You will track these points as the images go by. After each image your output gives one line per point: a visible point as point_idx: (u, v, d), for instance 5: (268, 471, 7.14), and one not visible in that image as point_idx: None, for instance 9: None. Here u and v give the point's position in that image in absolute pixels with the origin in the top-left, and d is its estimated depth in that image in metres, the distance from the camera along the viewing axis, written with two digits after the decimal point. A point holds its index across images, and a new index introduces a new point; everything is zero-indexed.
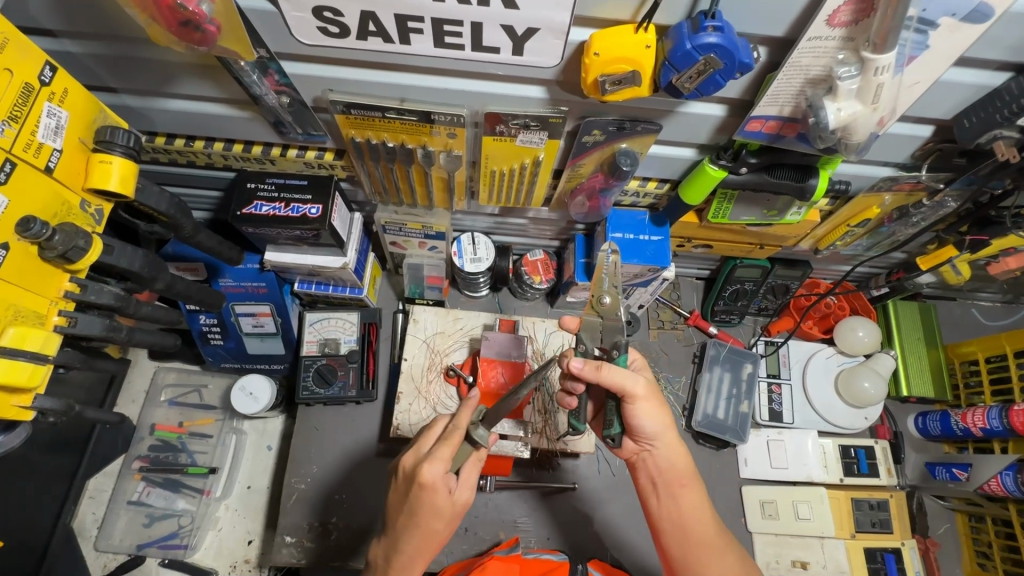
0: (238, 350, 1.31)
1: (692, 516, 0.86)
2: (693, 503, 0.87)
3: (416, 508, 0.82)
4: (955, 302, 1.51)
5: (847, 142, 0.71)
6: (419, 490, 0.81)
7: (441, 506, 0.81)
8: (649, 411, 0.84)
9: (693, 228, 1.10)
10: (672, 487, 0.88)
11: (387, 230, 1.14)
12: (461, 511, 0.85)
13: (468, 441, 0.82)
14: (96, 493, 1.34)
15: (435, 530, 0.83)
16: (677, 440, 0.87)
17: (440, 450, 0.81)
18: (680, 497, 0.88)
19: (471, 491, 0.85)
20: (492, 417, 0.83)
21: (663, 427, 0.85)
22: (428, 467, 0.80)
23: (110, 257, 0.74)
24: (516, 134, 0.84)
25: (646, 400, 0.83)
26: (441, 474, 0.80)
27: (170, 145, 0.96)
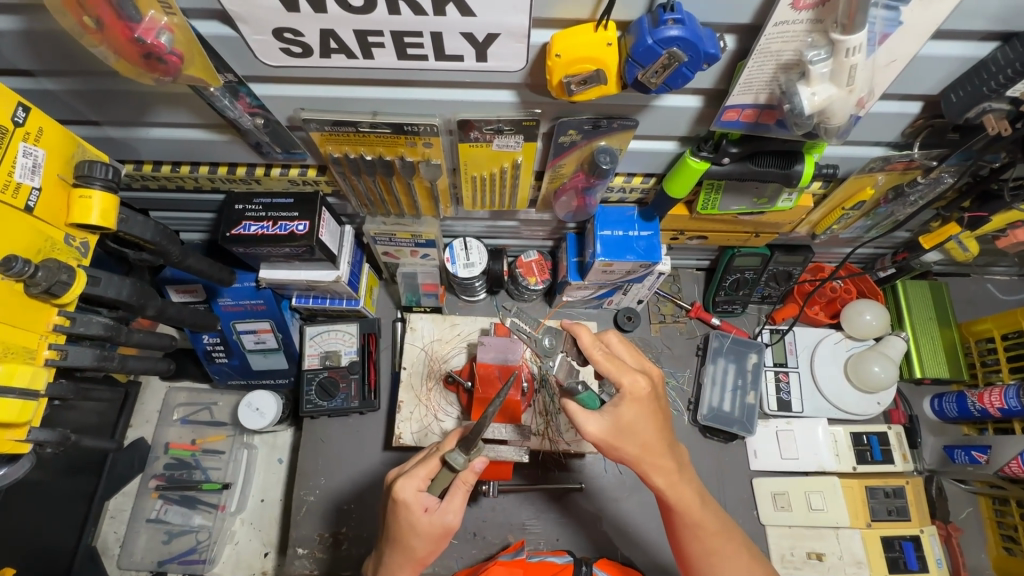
0: (243, 366, 1.34)
1: (685, 531, 0.85)
2: (690, 512, 0.84)
3: (396, 526, 0.83)
4: (969, 278, 1.46)
5: (826, 126, 0.69)
6: (396, 507, 0.83)
7: (418, 524, 0.82)
8: (639, 415, 0.81)
9: (684, 220, 1.08)
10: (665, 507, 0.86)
11: (377, 241, 1.14)
12: (446, 534, 0.84)
13: (445, 466, 0.82)
14: (117, 513, 1.39)
15: (414, 548, 0.83)
16: (659, 457, 0.82)
17: (416, 470, 0.84)
18: (672, 516, 0.86)
19: (454, 515, 0.83)
20: (469, 441, 0.81)
21: (634, 453, 0.82)
22: (403, 484, 0.82)
23: (97, 289, 0.75)
24: (491, 139, 0.84)
25: (604, 434, 0.81)
26: (414, 492, 0.82)
27: (157, 172, 0.98)
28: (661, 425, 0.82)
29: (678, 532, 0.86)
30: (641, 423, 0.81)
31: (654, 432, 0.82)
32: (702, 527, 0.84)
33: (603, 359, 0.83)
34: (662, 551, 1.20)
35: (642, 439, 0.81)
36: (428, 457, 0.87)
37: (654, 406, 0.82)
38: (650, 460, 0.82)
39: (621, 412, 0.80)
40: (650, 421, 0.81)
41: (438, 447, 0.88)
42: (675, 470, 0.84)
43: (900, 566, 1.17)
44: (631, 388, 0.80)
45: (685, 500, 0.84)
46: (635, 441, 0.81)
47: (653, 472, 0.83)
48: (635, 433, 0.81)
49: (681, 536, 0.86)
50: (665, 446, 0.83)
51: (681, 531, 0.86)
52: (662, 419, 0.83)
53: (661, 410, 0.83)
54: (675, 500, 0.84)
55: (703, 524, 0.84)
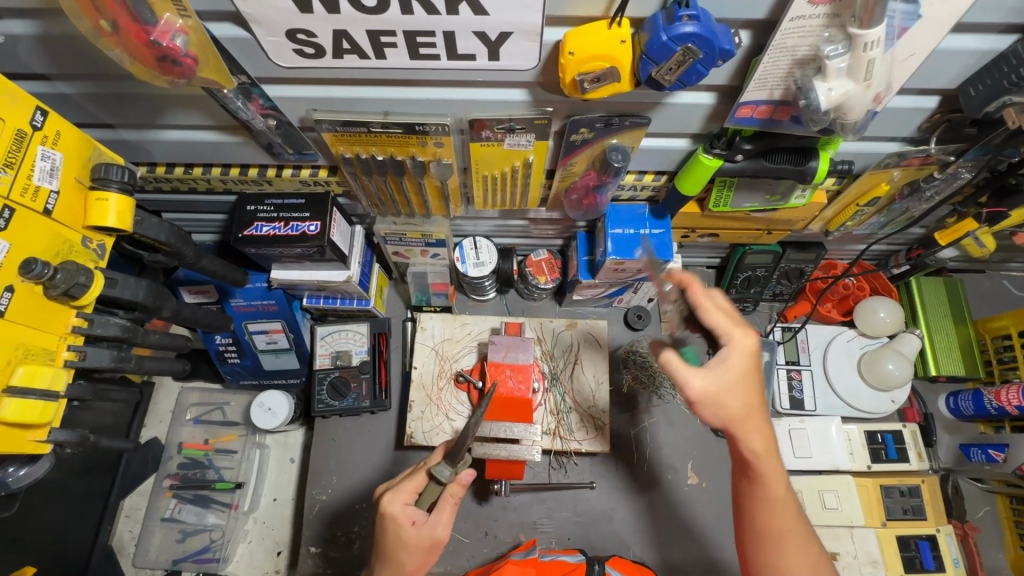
0: (255, 366, 1.35)
1: (760, 507, 0.78)
2: (774, 485, 0.78)
3: (384, 540, 0.83)
4: (984, 274, 1.44)
5: (842, 121, 0.68)
6: (383, 522, 0.83)
7: (407, 538, 0.82)
8: (745, 374, 0.77)
9: (695, 218, 1.08)
10: (748, 479, 0.79)
11: (388, 241, 1.14)
12: (435, 547, 0.84)
13: (433, 478, 0.84)
14: (132, 512, 1.40)
15: (405, 563, 0.83)
16: (758, 420, 0.78)
17: (403, 485, 0.85)
18: (752, 491, 0.79)
19: (444, 529, 0.84)
20: (454, 453, 0.84)
21: (737, 412, 0.77)
22: (390, 498, 0.84)
23: (113, 291, 0.76)
24: (502, 138, 0.84)
25: (708, 384, 0.76)
26: (402, 506, 0.83)
27: (170, 174, 0.99)
28: (761, 385, 0.79)
29: (755, 507, 0.79)
30: (745, 382, 0.77)
31: (749, 392, 0.78)
32: (784, 503, 0.78)
33: (714, 310, 0.79)
34: (674, 550, 1.20)
35: (735, 403, 0.77)
36: (414, 472, 0.88)
37: (756, 363, 0.78)
38: (747, 422, 0.77)
39: (729, 361, 0.77)
40: (750, 380, 0.78)
41: (423, 462, 0.91)
42: (771, 438, 0.79)
43: (916, 565, 1.16)
44: (743, 348, 0.77)
45: (775, 471, 0.78)
46: (739, 396, 0.77)
47: (751, 434, 0.77)
48: (740, 391, 0.77)
49: (754, 512, 0.79)
50: (763, 409, 0.79)
51: (755, 509, 0.79)
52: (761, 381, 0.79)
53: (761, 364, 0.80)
54: (763, 474, 0.78)
55: (786, 501, 0.78)
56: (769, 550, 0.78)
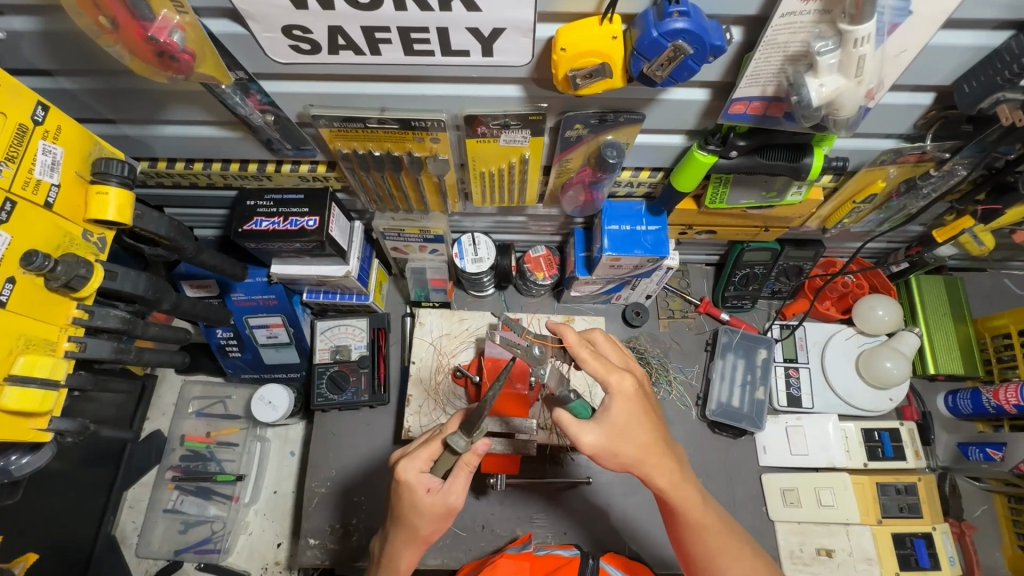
0: (256, 360, 1.36)
1: (689, 532, 0.85)
2: (690, 513, 0.84)
3: (399, 505, 0.85)
4: (985, 273, 1.44)
5: (835, 118, 0.68)
6: (399, 487, 0.84)
7: (421, 504, 0.83)
8: (636, 413, 0.81)
9: (692, 215, 1.08)
10: (670, 511, 0.85)
11: (386, 237, 1.15)
12: (449, 513, 0.85)
13: (447, 449, 0.81)
14: (135, 502, 1.42)
15: (419, 527, 0.85)
16: (657, 459, 0.82)
17: (420, 451, 0.85)
18: (676, 520, 0.85)
19: (457, 496, 0.83)
20: (471, 423, 0.80)
21: (633, 456, 0.81)
22: (406, 465, 0.84)
23: (113, 283, 0.78)
24: (498, 135, 0.84)
25: (598, 443, 0.79)
26: (416, 474, 0.83)
27: (171, 169, 1.00)
28: (654, 423, 0.83)
29: (683, 532, 0.86)
30: (633, 425, 0.81)
31: (639, 430, 0.81)
32: (707, 526, 0.85)
33: (591, 358, 0.81)
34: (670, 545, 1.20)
35: (629, 446, 0.80)
36: (431, 439, 0.87)
37: (642, 401, 0.82)
38: (647, 462, 0.82)
39: (612, 414, 0.80)
40: (642, 421, 0.81)
41: (441, 429, 0.89)
42: (676, 470, 0.84)
43: (911, 563, 1.15)
44: (623, 396, 0.81)
45: (687, 501, 0.84)
46: (631, 442, 0.81)
47: (654, 474, 0.83)
48: (631, 436, 0.81)
49: (684, 537, 0.86)
50: (662, 445, 0.83)
51: (685, 534, 0.86)
52: (652, 418, 0.83)
53: (647, 401, 0.83)
54: (679, 508, 0.84)
55: (706, 523, 0.84)
56: (705, 567, 0.85)
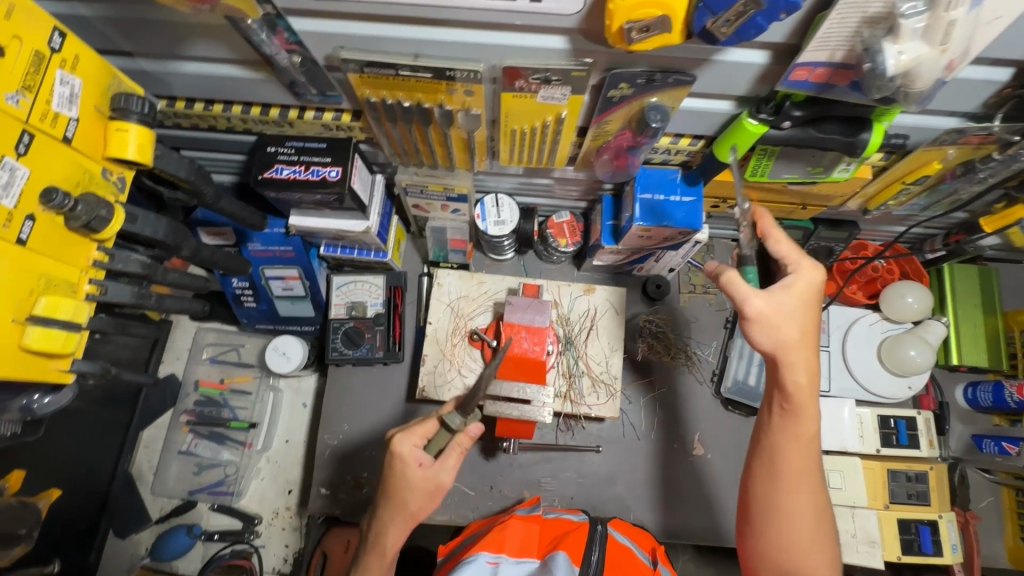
0: (271, 311, 1.35)
1: (777, 479, 0.84)
2: (801, 431, 0.83)
3: (390, 478, 0.86)
4: (1020, 265, 1.39)
5: (906, 91, 0.63)
6: (392, 461, 0.86)
7: (412, 479, 0.84)
8: (800, 307, 0.80)
9: (728, 187, 1.03)
10: (771, 452, 0.85)
11: (409, 193, 1.12)
12: (438, 491, 0.85)
13: (443, 425, 0.86)
14: (151, 443, 1.44)
15: (407, 502, 0.84)
16: (802, 358, 0.80)
17: (416, 427, 0.87)
18: (772, 467, 0.84)
19: (448, 475, 0.85)
20: (466, 404, 0.85)
21: (782, 343, 0.80)
22: (401, 439, 0.86)
23: (134, 227, 0.75)
24: (537, 90, 0.79)
25: (763, 310, 0.79)
26: (410, 447, 0.85)
27: (190, 110, 0.96)
28: (815, 326, 0.82)
29: (767, 478, 0.85)
30: (801, 314, 0.80)
31: (807, 331, 0.80)
32: (802, 479, 0.83)
33: (785, 240, 0.83)
34: (674, 516, 1.22)
35: (799, 372, 0.81)
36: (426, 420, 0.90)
37: (816, 305, 0.81)
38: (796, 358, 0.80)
39: (783, 295, 0.79)
40: (811, 313, 0.80)
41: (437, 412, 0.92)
42: (816, 376, 0.82)
43: (914, 548, 1.16)
44: (807, 287, 0.80)
45: (806, 412, 0.82)
46: (793, 329, 0.79)
47: (793, 372, 0.81)
48: (782, 330, 0.80)
49: (761, 462, 0.86)
50: (812, 347, 0.81)
51: (768, 483, 0.84)
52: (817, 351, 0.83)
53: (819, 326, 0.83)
54: (789, 452, 0.83)
55: (803, 452, 0.83)
56: (771, 511, 0.84)
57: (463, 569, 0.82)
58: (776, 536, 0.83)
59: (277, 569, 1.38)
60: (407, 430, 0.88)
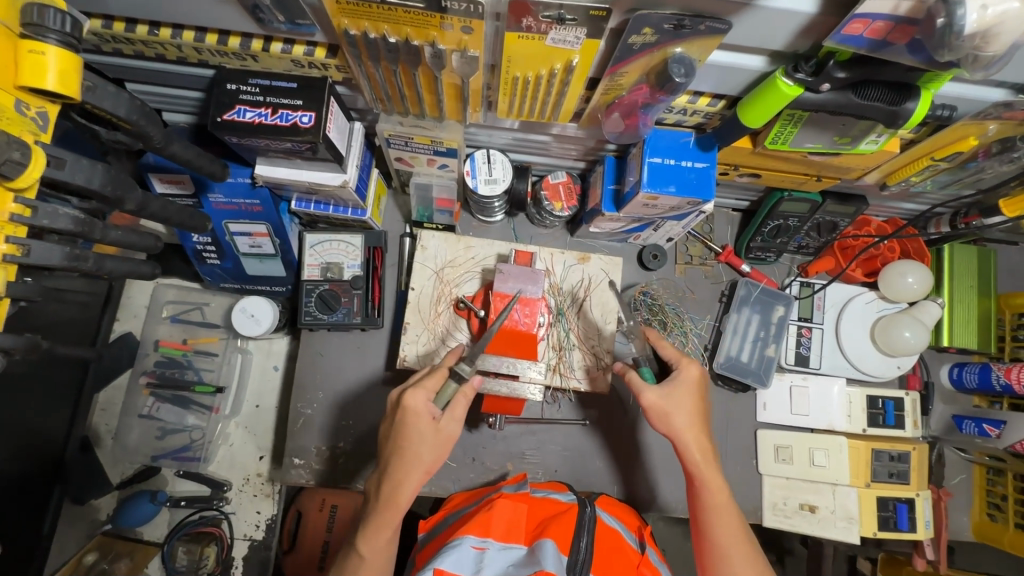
0: (236, 270, 1.23)
1: (712, 545, 0.92)
2: (715, 493, 0.92)
3: (401, 432, 0.85)
4: (1016, 247, 1.37)
5: (976, 55, 0.55)
6: (404, 416, 0.85)
7: (425, 431, 0.85)
8: (686, 395, 0.93)
9: (744, 154, 0.94)
10: (700, 521, 0.94)
11: (391, 144, 0.99)
12: (447, 440, 0.87)
13: (452, 376, 0.87)
14: (108, 406, 1.35)
15: (422, 455, 0.85)
16: (695, 431, 0.93)
17: (425, 382, 0.87)
18: (705, 537, 0.92)
19: (458, 422, 0.87)
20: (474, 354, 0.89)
21: (679, 426, 0.92)
22: (412, 393, 0.85)
23: (61, 174, 0.63)
24: (546, 31, 0.68)
25: (657, 407, 0.93)
26: (423, 401, 0.85)
27: (131, 34, 0.81)
28: (703, 406, 0.95)
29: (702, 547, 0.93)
30: (687, 403, 0.93)
31: (694, 413, 0.94)
32: (733, 547, 0.91)
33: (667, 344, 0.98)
34: (658, 489, 1.20)
35: (696, 445, 0.93)
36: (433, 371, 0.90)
37: (699, 392, 0.95)
38: (689, 434, 0.92)
39: (675, 389, 0.93)
40: (694, 399, 0.94)
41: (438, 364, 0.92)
42: (710, 447, 0.94)
43: (890, 524, 1.19)
44: (688, 382, 0.95)
45: (711, 477, 0.92)
46: (679, 414, 0.93)
47: (690, 444, 0.93)
48: (673, 413, 0.92)
49: (701, 523, 0.93)
50: (701, 423, 0.94)
51: (707, 557, 0.92)
52: (710, 424, 0.96)
53: (707, 406, 0.96)
54: (712, 515, 0.92)
55: (721, 509, 0.92)
56: (719, 563, 0.91)
57: (447, 555, 0.78)
58: None
59: (249, 536, 1.32)
60: (404, 388, 0.89)
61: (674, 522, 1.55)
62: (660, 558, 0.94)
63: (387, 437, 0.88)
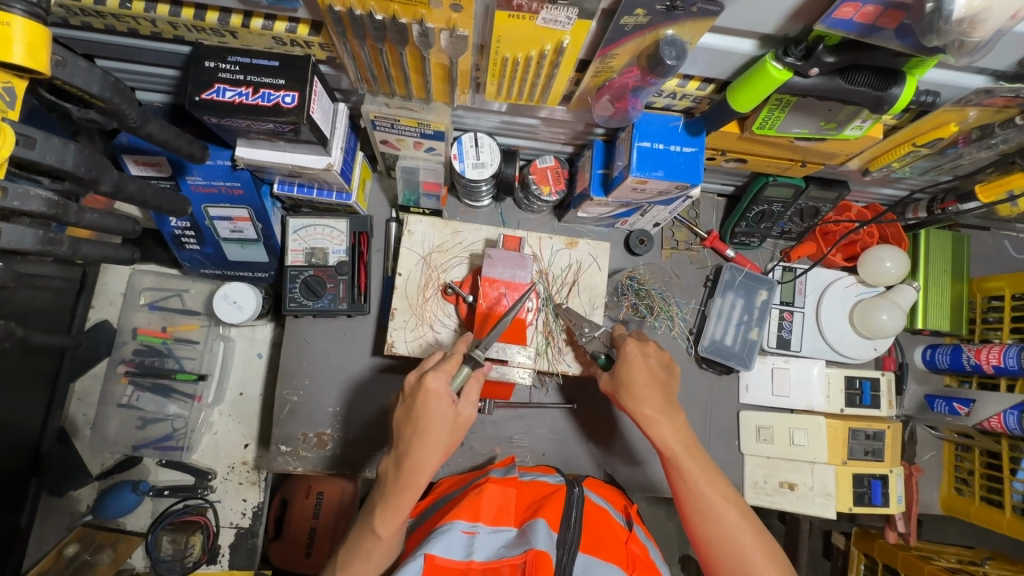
0: (217, 256, 1.20)
1: (689, 492, 0.92)
2: (674, 448, 0.94)
3: (424, 415, 0.85)
4: (988, 232, 1.41)
5: (962, 41, 0.56)
6: (426, 398, 0.84)
7: (445, 413, 0.85)
8: (630, 366, 0.97)
9: (731, 139, 0.95)
10: (673, 472, 0.94)
11: (377, 126, 0.97)
12: (462, 424, 0.88)
13: (467, 360, 0.88)
14: (84, 395, 1.31)
15: (442, 437, 0.85)
16: (640, 391, 0.96)
17: (443, 365, 0.87)
18: (680, 496, 0.93)
19: (475, 407, 0.89)
20: (486, 341, 0.92)
21: (628, 398, 0.96)
22: (433, 374, 0.85)
23: (32, 153, 0.60)
24: (537, 10, 0.67)
25: (611, 390, 1.00)
26: (445, 382, 0.85)
27: (101, 7, 0.77)
28: (649, 369, 0.98)
29: (681, 496, 0.93)
30: (628, 372, 0.97)
31: (641, 381, 0.97)
32: (711, 499, 0.91)
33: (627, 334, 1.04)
34: (644, 471, 1.22)
35: (645, 405, 0.96)
36: (447, 355, 0.90)
37: (646, 360, 0.98)
38: (634, 398, 0.96)
39: (620, 370, 0.98)
40: (640, 367, 0.97)
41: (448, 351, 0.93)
42: (662, 405, 0.96)
43: (864, 500, 1.23)
44: (633, 358, 0.98)
45: (666, 436, 0.94)
46: (627, 386, 0.97)
47: (638, 407, 0.96)
48: (629, 387, 0.97)
49: (674, 485, 0.94)
50: (649, 386, 0.96)
51: (692, 514, 0.91)
52: (660, 386, 0.97)
53: (656, 369, 0.98)
54: (678, 474, 0.93)
55: (683, 465, 0.93)
56: (701, 517, 0.90)
57: (438, 540, 0.78)
58: (718, 544, 0.89)
59: (235, 524, 1.30)
60: (424, 370, 0.88)
61: (657, 501, 1.60)
62: (647, 535, 0.96)
63: (405, 418, 0.87)
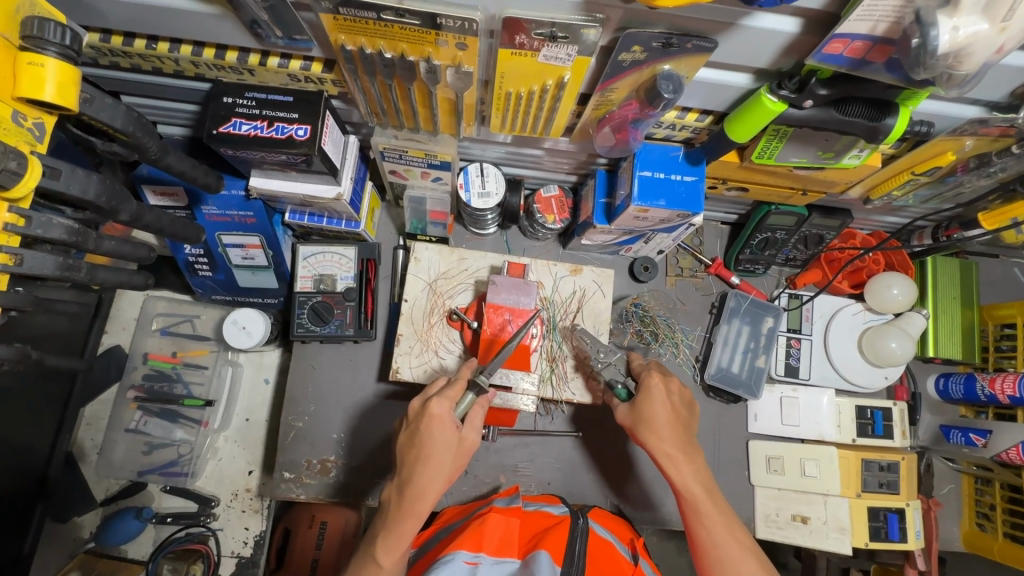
0: (228, 282, 1.23)
1: (706, 536, 0.90)
2: (694, 489, 0.93)
3: (427, 440, 0.85)
4: (996, 259, 1.40)
5: (950, 73, 0.57)
6: (429, 424, 0.85)
7: (447, 438, 0.85)
8: (652, 404, 0.96)
9: (731, 168, 0.96)
10: (690, 513, 0.93)
11: (386, 157, 1.01)
12: (464, 451, 0.87)
13: (471, 387, 0.89)
14: (94, 420, 1.33)
15: (445, 463, 0.85)
16: (662, 430, 0.95)
17: (448, 391, 0.88)
18: (695, 537, 0.91)
19: (478, 433, 0.89)
20: (490, 367, 0.91)
21: (649, 436, 0.96)
22: (437, 400, 0.86)
23: (56, 184, 0.63)
24: (538, 48, 0.70)
25: (630, 422, 0.99)
26: (449, 407, 0.85)
27: (129, 48, 0.82)
28: (672, 409, 0.97)
29: (697, 539, 0.91)
30: (650, 410, 0.96)
31: (662, 419, 0.96)
32: (727, 543, 0.89)
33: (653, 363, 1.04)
34: (651, 501, 1.20)
35: (667, 444, 0.95)
36: (452, 381, 0.91)
37: (670, 400, 0.97)
38: (654, 436, 0.95)
39: (642, 405, 0.97)
40: (662, 406, 0.96)
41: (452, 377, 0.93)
42: (683, 445, 0.95)
43: (881, 535, 1.19)
44: (655, 393, 0.97)
45: (687, 477, 0.93)
46: (648, 424, 0.96)
47: (658, 445, 0.95)
48: (649, 425, 0.96)
49: (690, 525, 0.93)
50: (670, 426, 0.96)
51: (709, 556, 0.89)
52: (682, 427, 0.97)
53: (679, 409, 0.98)
54: (695, 514, 0.92)
55: (702, 507, 0.92)
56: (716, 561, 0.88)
57: (440, 571, 0.77)
58: None
59: (236, 553, 1.29)
60: (428, 396, 0.89)
61: (668, 535, 1.55)
62: (654, 569, 0.93)
63: (408, 443, 0.87)
